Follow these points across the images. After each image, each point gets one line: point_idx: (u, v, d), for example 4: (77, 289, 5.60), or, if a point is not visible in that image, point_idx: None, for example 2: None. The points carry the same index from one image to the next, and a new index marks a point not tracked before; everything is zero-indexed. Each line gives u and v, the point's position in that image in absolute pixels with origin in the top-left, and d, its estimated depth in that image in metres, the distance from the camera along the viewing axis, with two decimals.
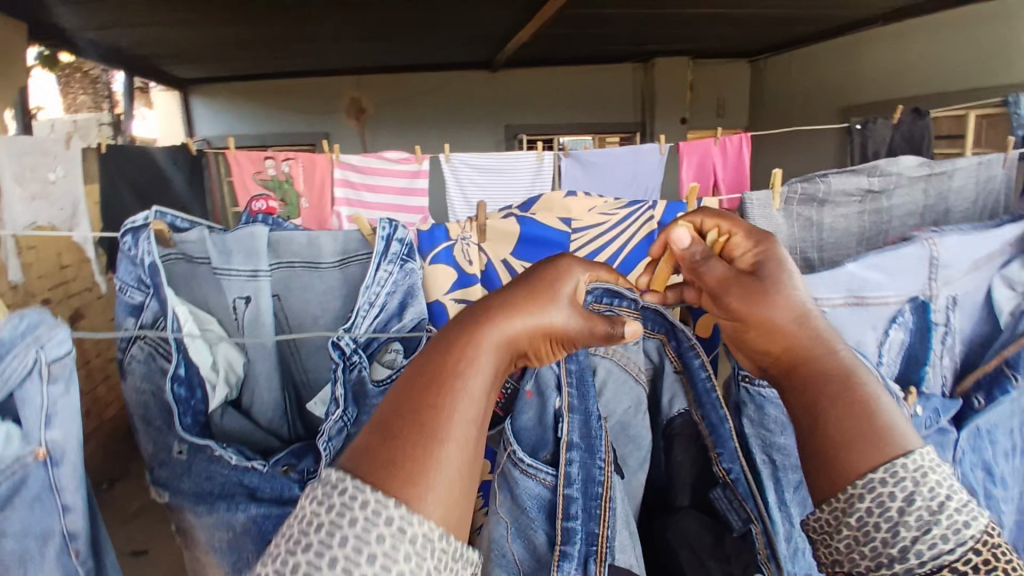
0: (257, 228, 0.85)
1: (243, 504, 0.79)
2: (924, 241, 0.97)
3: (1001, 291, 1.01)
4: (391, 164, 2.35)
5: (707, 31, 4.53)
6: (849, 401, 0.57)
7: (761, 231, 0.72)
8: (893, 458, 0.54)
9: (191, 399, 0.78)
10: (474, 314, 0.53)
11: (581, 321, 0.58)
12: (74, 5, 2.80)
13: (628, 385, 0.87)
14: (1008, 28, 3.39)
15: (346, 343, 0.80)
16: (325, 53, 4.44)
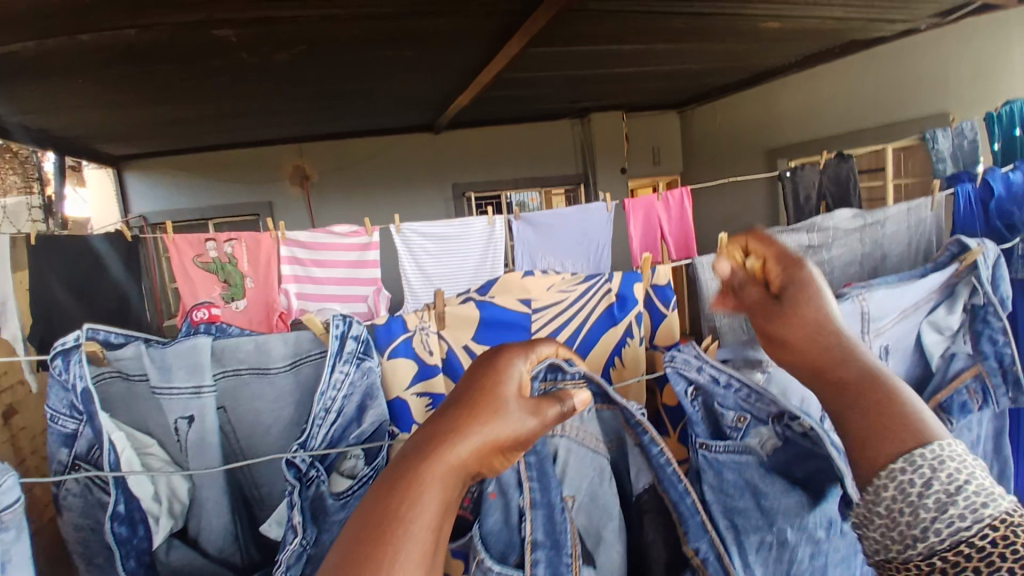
0: (201, 341, 0.79)
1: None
2: (855, 297, 0.91)
3: (929, 335, 1.00)
4: (339, 238, 2.31)
5: (637, 86, 4.79)
6: (869, 399, 0.58)
7: (789, 256, 0.79)
8: (912, 447, 0.54)
9: (133, 538, 0.71)
10: (413, 451, 0.53)
11: (527, 421, 0.59)
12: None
13: (589, 457, 0.82)
14: (910, 67, 3.72)
15: (302, 459, 0.74)
16: (266, 124, 4.42)
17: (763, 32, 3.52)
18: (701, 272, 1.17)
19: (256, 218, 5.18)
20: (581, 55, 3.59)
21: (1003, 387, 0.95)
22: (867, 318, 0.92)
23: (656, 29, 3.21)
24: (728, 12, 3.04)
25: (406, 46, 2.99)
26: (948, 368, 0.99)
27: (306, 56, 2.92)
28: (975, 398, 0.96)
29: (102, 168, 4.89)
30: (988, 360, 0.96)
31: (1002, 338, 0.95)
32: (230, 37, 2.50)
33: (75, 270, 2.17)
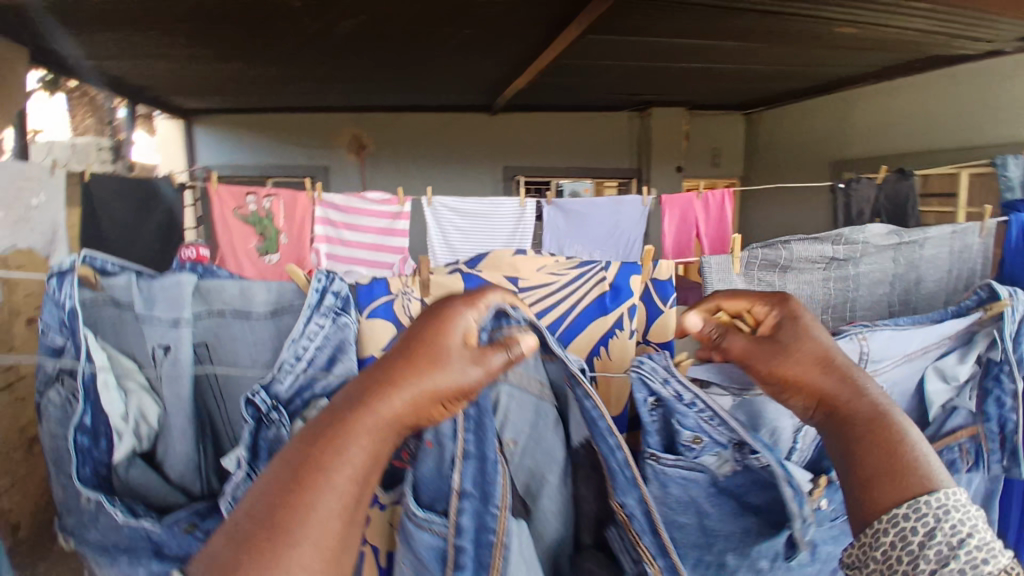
0: (185, 276, 0.84)
1: (147, 559, 0.79)
2: (853, 335, 0.81)
3: (934, 383, 0.86)
4: (371, 205, 2.35)
5: (701, 84, 4.63)
6: (874, 440, 0.59)
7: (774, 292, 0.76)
8: (918, 494, 0.54)
9: (93, 449, 0.75)
10: (344, 403, 0.54)
11: (468, 372, 0.59)
12: (78, 37, 2.87)
13: (531, 405, 0.79)
14: (999, 89, 3.46)
15: (262, 400, 0.76)
16: (326, 92, 4.53)
17: (840, 38, 3.33)
18: (708, 271, 1.10)
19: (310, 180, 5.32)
20: (643, 46, 3.48)
21: (998, 454, 0.88)
22: (865, 357, 0.80)
23: (724, 26, 3.08)
24: (802, 14, 2.88)
25: (464, 25, 2.98)
26: (945, 422, 0.88)
27: (367, 27, 2.95)
28: (964, 458, 0.89)
29: (173, 119, 5.11)
30: (989, 423, 0.88)
31: (1010, 403, 0.86)
32: (293, 3, 2.55)
33: (125, 208, 2.35)
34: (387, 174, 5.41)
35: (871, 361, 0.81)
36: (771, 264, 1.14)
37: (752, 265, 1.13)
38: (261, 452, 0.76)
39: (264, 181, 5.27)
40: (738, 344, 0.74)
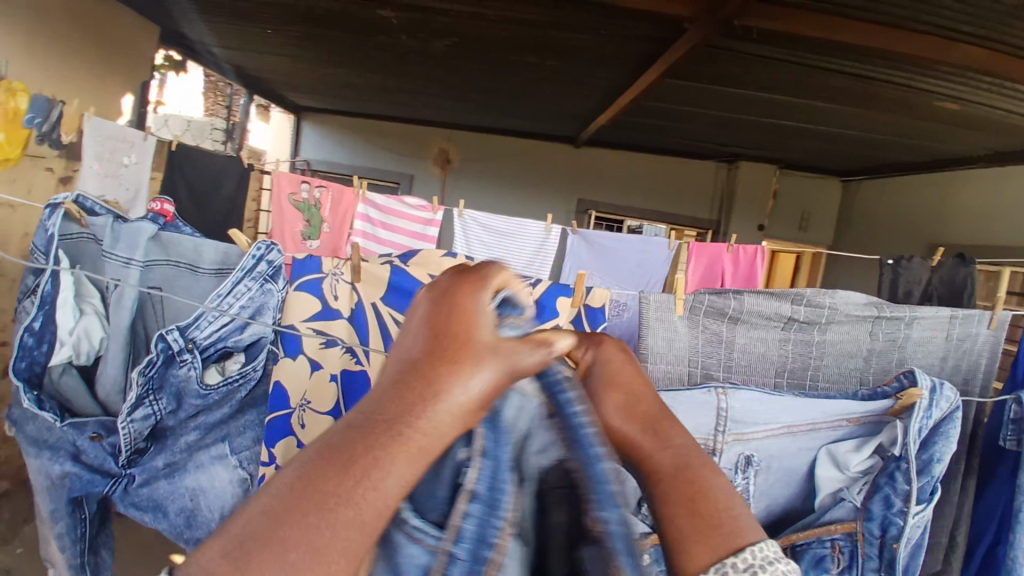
0: (144, 224, 0.95)
1: (63, 459, 0.89)
2: (716, 390, 0.84)
3: (824, 468, 0.82)
4: (408, 209, 2.50)
5: (795, 143, 4.40)
6: (687, 496, 0.46)
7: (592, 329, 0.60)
8: (726, 555, 0.42)
9: (36, 349, 0.88)
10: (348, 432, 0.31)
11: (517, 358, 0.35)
12: (205, 34, 3.20)
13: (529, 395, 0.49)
14: None
15: (174, 338, 0.86)
16: (427, 105, 4.61)
17: (941, 112, 3.06)
18: (648, 310, 1.11)
19: (395, 187, 5.38)
20: (732, 97, 3.37)
21: (873, 560, 0.80)
22: (723, 416, 0.82)
23: (816, 85, 2.92)
24: (899, 82, 2.69)
25: (548, 56, 2.99)
26: (826, 511, 0.83)
27: (460, 48, 3.01)
28: (838, 557, 0.81)
29: (287, 113, 5.37)
30: (871, 522, 0.81)
31: (898, 506, 0.79)
32: (390, 19, 2.68)
33: (202, 178, 2.40)
34: (468, 190, 5.40)
35: (733, 423, 0.82)
36: (718, 312, 1.12)
37: (697, 310, 1.13)
38: (167, 388, 0.88)
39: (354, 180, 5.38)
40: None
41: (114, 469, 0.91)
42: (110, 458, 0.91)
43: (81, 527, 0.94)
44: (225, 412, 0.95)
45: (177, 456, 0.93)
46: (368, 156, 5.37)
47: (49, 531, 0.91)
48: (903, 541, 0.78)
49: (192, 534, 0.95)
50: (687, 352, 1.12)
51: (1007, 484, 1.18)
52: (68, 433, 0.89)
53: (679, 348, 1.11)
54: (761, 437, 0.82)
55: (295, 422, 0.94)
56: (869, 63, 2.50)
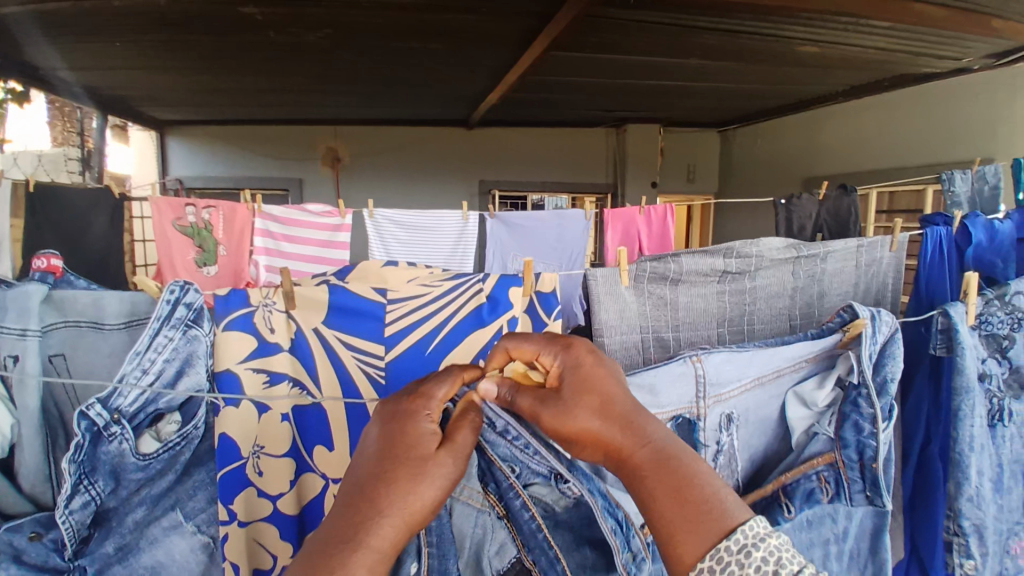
0: (33, 287, 0.81)
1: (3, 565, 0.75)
2: (689, 358, 0.84)
3: (795, 409, 0.87)
4: (313, 217, 2.40)
5: (676, 101, 4.62)
6: (672, 493, 0.53)
7: (555, 337, 0.67)
8: (716, 540, 0.50)
9: None
10: (331, 532, 0.50)
11: (450, 467, 0.58)
12: (40, 56, 2.78)
13: (473, 517, 0.73)
14: (974, 107, 3.45)
15: (98, 414, 0.75)
16: (308, 103, 4.32)
17: (802, 56, 3.32)
18: (595, 285, 1.11)
19: (286, 194, 5.06)
20: (617, 64, 3.46)
21: (858, 483, 0.82)
22: (702, 382, 0.83)
23: (692, 44, 3.07)
24: (764, 33, 2.87)
25: (432, 39, 2.89)
26: (804, 447, 0.85)
27: (337, 38, 2.84)
28: (825, 487, 0.83)
29: (148, 130, 4.83)
30: (847, 449, 0.82)
31: (868, 429, 0.81)
32: (256, 15, 2.45)
33: (66, 216, 2.01)
34: (364, 186, 5.19)
35: (711, 386, 0.84)
36: (661, 277, 1.14)
37: (641, 278, 1.14)
38: (101, 468, 0.76)
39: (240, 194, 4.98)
40: (529, 401, 0.65)
41: (63, 564, 0.78)
42: (56, 553, 0.78)
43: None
44: (171, 479, 0.84)
45: (128, 537, 0.82)
46: (249, 165, 4.97)
47: None
48: (881, 460, 0.80)
49: None
50: (638, 322, 1.14)
51: (927, 386, 1.25)
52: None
53: (630, 318, 1.13)
54: (738, 393, 0.85)
55: (251, 471, 0.85)
56: (737, 18, 2.64)
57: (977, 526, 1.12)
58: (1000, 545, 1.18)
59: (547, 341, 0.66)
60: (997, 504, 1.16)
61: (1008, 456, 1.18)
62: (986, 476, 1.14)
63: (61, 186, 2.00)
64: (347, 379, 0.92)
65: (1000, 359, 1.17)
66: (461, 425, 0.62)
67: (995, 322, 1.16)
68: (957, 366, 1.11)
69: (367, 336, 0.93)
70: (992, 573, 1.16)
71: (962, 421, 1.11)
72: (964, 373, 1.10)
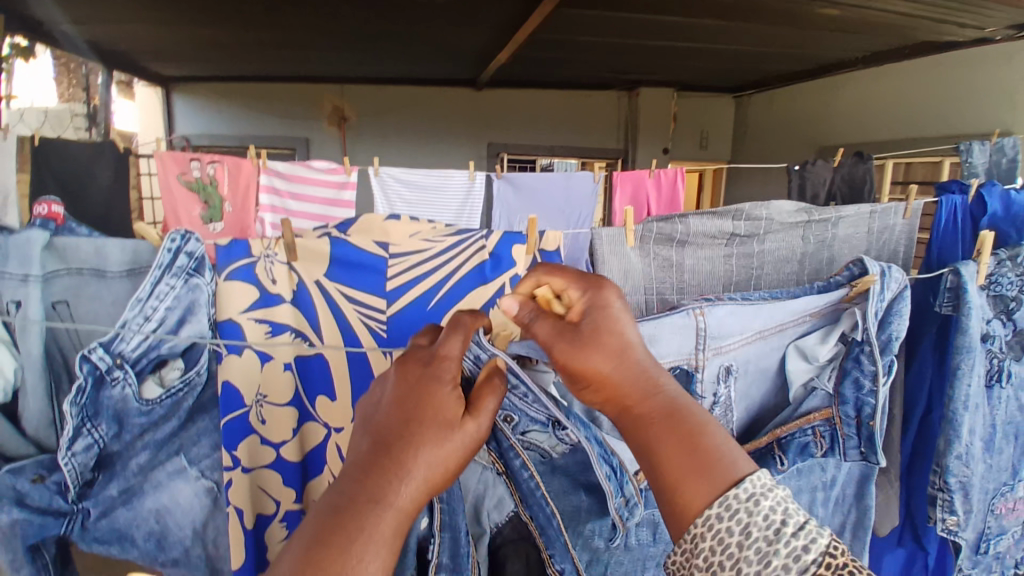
0: (35, 233, 0.80)
1: (6, 507, 0.77)
2: (692, 311, 0.79)
3: (795, 361, 0.84)
4: (318, 174, 2.39)
5: (691, 64, 4.48)
6: (680, 442, 0.52)
7: (589, 273, 0.65)
8: (723, 491, 0.49)
9: None
10: (346, 495, 0.46)
11: (473, 434, 0.54)
12: (37, 9, 2.72)
13: (479, 473, 0.72)
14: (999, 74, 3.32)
15: (99, 357, 0.76)
16: (313, 61, 4.23)
17: (822, 19, 3.20)
18: (601, 244, 1.09)
19: (293, 154, 5.01)
20: (630, 23, 3.35)
21: (853, 439, 0.83)
22: (703, 335, 0.79)
23: (709, 4, 2.95)
24: None
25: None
26: (802, 402, 0.85)
27: None
28: (819, 442, 0.84)
29: (152, 86, 4.76)
30: (845, 406, 0.83)
31: (868, 385, 0.81)
32: None
33: (71, 171, 2.01)
34: (371, 147, 5.12)
35: (711, 339, 0.80)
36: (667, 238, 1.12)
37: (648, 238, 1.12)
38: (103, 412, 0.78)
39: (246, 152, 4.94)
40: (543, 331, 0.62)
41: (66, 506, 0.81)
42: (59, 496, 0.81)
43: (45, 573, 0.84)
44: (174, 425, 0.85)
45: (131, 480, 0.84)
46: (255, 124, 4.91)
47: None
48: (878, 417, 0.80)
49: (168, 556, 0.88)
50: (642, 282, 1.13)
51: (932, 350, 1.24)
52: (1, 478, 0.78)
53: (634, 279, 1.12)
54: (738, 346, 0.81)
55: (254, 420, 0.86)
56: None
57: (964, 483, 1.12)
58: (986, 504, 1.18)
59: (579, 276, 0.64)
60: (985, 463, 1.17)
61: (1002, 417, 1.18)
62: (977, 435, 1.14)
63: (67, 141, 1.99)
64: (347, 329, 0.92)
65: (1004, 320, 1.15)
66: (485, 393, 0.58)
67: (1006, 282, 1.14)
68: (960, 326, 1.10)
69: (369, 289, 0.92)
70: (974, 530, 1.17)
71: (960, 379, 1.10)
72: (968, 333, 1.09)
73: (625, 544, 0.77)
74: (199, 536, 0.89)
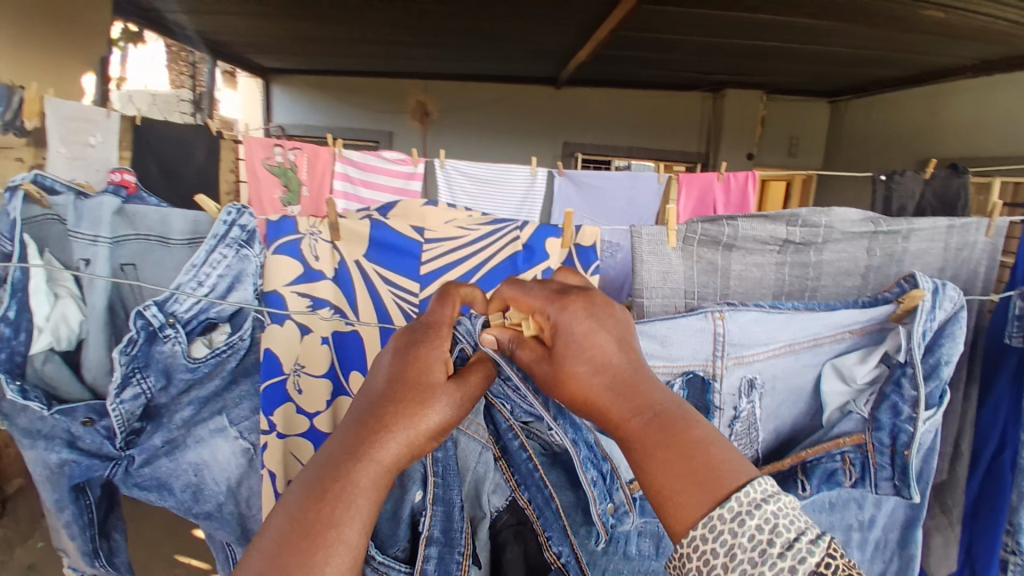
0: (107, 199, 0.90)
1: (59, 447, 0.88)
2: (712, 314, 0.78)
3: (831, 383, 0.80)
4: (389, 164, 2.47)
5: (780, 65, 4.25)
6: (673, 448, 0.47)
7: (554, 290, 0.60)
8: (710, 507, 0.44)
9: (12, 339, 0.85)
10: (337, 451, 0.49)
11: (459, 399, 0.56)
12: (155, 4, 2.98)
13: (478, 454, 0.73)
14: None
15: (153, 315, 0.83)
16: (397, 56, 4.37)
17: (930, 20, 2.93)
18: (640, 244, 1.07)
19: (376, 146, 5.23)
20: (718, 20, 3.19)
21: (886, 469, 0.76)
22: (721, 341, 0.78)
23: (804, 1, 2.76)
24: None
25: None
26: (834, 425, 0.81)
27: None
28: (849, 470, 0.78)
29: (253, 78, 5.11)
30: (880, 432, 0.77)
31: (906, 413, 0.75)
32: None
33: (173, 149, 2.22)
34: (449, 142, 5.24)
35: (732, 347, 0.78)
36: (713, 240, 1.08)
37: (691, 240, 1.09)
38: (154, 365, 0.86)
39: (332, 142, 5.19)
40: (525, 358, 0.61)
41: (114, 451, 0.89)
42: (108, 442, 0.89)
43: (88, 514, 0.95)
44: (218, 383, 0.93)
45: (175, 432, 0.91)
46: (342, 116, 5.15)
47: (58, 520, 0.92)
48: (914, 447, 0.74)
49: (202, 509, 0.94)
50: (682, 285, 1.09)
51: (1010, 389, 1.11)
52: (59, 421, 0.87)
53: (674, 280, 1.08)
54: (763, 358, 0.79)
55: (291, 388, 0.91)
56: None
57: None
58: None
59: (542, 297, 0.60)
60: None
61: None
62: None
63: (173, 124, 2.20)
64: (381, 308, 0.96)
65: None
66: (473, 367, 0.60)
67: None
68: None
69: (405, 273, 0.96)
70: None
71: None
72: None
73: (623, 551, 0.76)
74: (233, 493, 0.96)
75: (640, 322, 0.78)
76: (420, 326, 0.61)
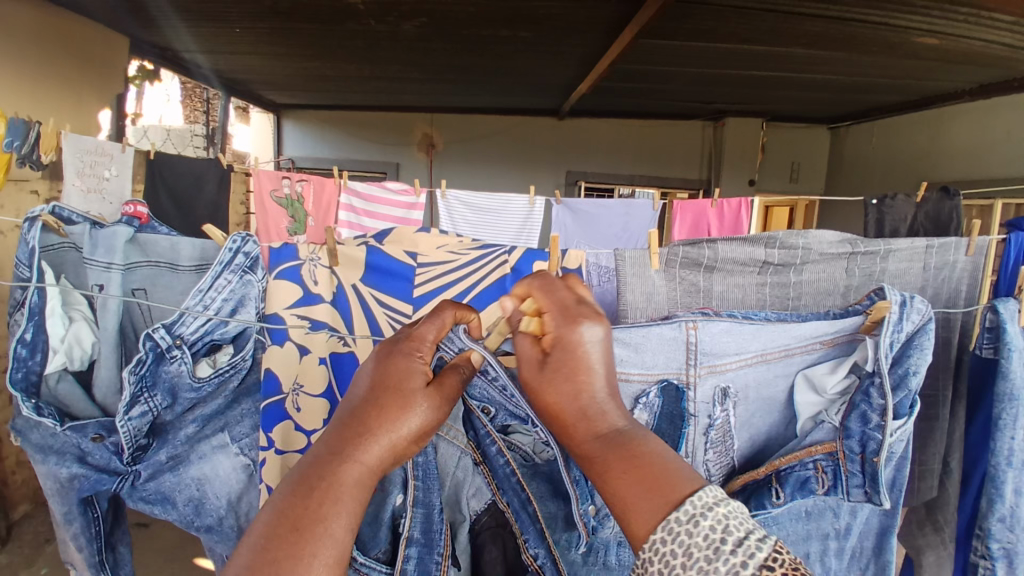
0: (121, 228, 0.97)
1: (69, 462, 0.92)
2: (685, 324, 0.84)
3: (803, 393, 0.85)
4: (392, 194, 2.56)
5: (779, 94, 4.33)
6: (629, 464, 0.50)
7: (576, 302, 0.62)
8: (668, 512, 0.47)
9: (28, 359, 0.91)
10: (322, 454, 0.53)
11: (436, 405, 0.61)
12: (171, 44, 3.11)
13: (457, 457, 0.78)
14: None
15: (160, 336, 0.87)
16: (405, 90, 4.52)
17: (923, 48, 3.01)
18: (624, 265, 1.13)
19: (383, 177, 5.35)
20: (715, 52, 3.28)
21: (857, 477, 0.78)
22: (693, 349, 0.84)
23: (797, 32, 2.84)
24: (877, 21, 2.61)
25: (521, 27, 2.86)
26: (808, 434, 0.85)
27: (429, 28, 2.90)
28: (821, 478, 0.80)
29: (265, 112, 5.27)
30: (849, 440, 0.79)
31: (874, 421, 0.77)
32: (357, 5, 2.56)
33: (187, 182, 2.31)
34: (454, 172, 5.35)
35: (704, 355, 0.84)
36: (694, 263, 1.13)
37: (673, 262, 1.14)
38: (160, 384, 0.90)
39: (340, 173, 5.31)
40: (521, 351, 0.62)
41: (121, 467, 0.93)
42: (115, 457, 0.93)
43: (95, 526, 0.99)
44: (221, 402, 0.98)
45: (179, 449, 0.95)
46: (350, 148, 5.28)
47: (66, 532, 0.95)
48: (882, 454, 0.76)
49: (203, 522, 0.98)
50: (665, 305, 1.14)
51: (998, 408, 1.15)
52: (71, 437, 0.91)
53: (657, 301, 1.14)
54: (734, 367, 0.84)
55: (289, 406, 0.96)
56: (845, 4, 2.40)
57: None
58: None
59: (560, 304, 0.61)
60: None
61: None
62: None
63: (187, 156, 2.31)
64: (376, 329, 1.01)
65: None
66: (449, 374, 0.65)
67: None
68: (1000, 369, 1.03)
69: (399, 295, 1.02)
70: None
71: (1001, 432, 1.02)
72: (1008, 378, 1.02)
73: (603, 561, 0.79)
74: (233, 508, 0.99)
75: (617, 330, 0.84)
76: (401, 336, 0.65)
